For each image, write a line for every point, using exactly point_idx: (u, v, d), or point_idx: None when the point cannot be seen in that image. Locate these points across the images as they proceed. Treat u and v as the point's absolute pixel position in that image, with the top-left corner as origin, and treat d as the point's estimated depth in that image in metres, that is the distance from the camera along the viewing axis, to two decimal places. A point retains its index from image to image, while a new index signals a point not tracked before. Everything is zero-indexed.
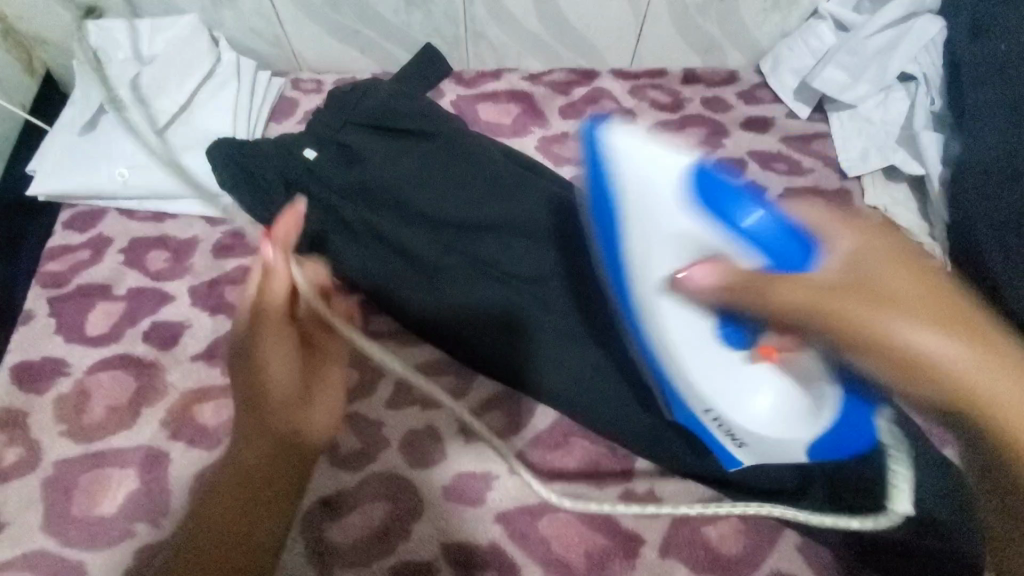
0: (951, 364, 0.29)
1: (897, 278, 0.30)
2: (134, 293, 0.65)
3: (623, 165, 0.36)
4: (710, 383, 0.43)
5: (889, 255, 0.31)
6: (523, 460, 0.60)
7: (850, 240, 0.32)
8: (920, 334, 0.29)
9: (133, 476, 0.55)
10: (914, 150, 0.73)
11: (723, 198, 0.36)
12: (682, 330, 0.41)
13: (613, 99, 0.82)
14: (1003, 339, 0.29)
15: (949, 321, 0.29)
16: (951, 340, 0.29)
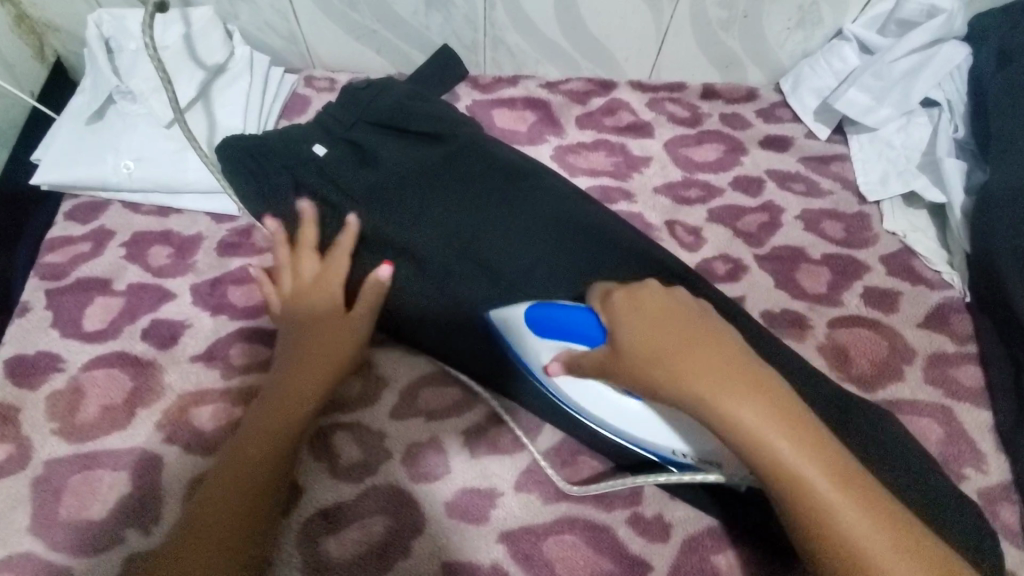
0: (727, 413, 0.39)
1: (679, 341, 0.41)
2: (135, 288, 0.63)
3: (505, 327, 0.56)
4: (642, 429, 0.50)
5: (666, 326, 0.42)
6: (529, 478, 0.58)
7: (635, 317, 0.44)
8: (699, 391, 0.39)
9: (125, 479, 0.53)
10: (935, 175, 0.71)
11: (545, 318, 0.50)
12: (604, 404, 0.51)
13: (631, 111, 0.81)
14: (791, 416, 0.39)
15: (749, 400, 0.39)
16: (722, 394, 0.39)
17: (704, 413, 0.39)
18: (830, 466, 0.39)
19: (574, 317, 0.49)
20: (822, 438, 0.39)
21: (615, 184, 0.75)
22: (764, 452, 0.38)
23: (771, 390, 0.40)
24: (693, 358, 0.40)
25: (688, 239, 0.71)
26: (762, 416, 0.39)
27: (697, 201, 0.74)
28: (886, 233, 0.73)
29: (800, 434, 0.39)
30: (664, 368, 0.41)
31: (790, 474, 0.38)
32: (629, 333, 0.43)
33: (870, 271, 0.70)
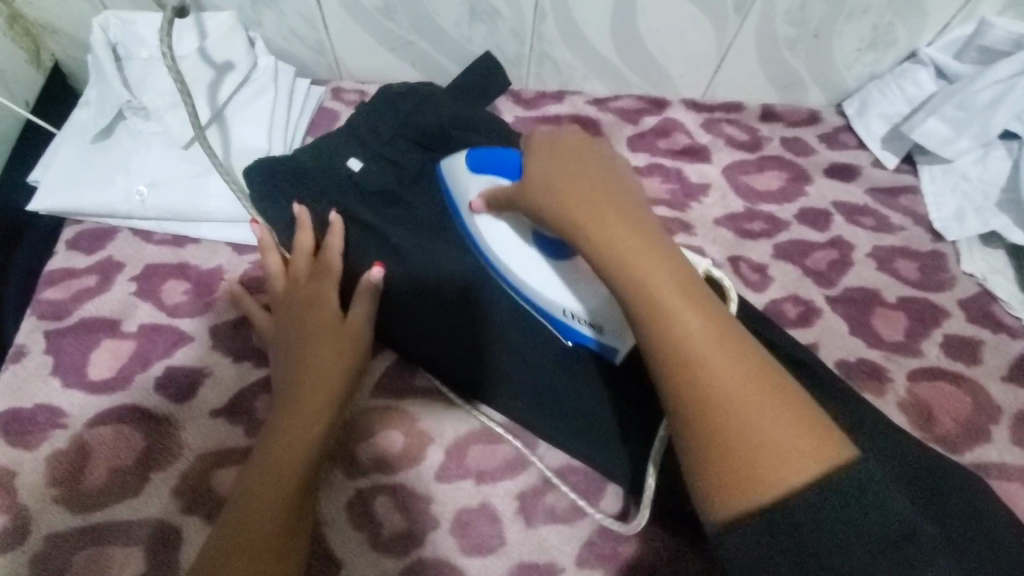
0: (589, 234, 0.38)
1: (568, 166, 0.41)
2: (147, 330, 0.56)
3: (448, 172, 0.59)
4: (541, 281, 0.53)
5: (570, 157, 0.42)
6: (593, 551, 0.52)
7: (538, 151, 0.43)
8: (569, 207, 0.39)
9: (138, 557, 0.47)
10: (1020, 216, 0.66)
11: (483, 158, 0.54)
12: (511, 253, 0.54)
13: (686, 133, 0.75)
14: (646, 231, 0.38)
15: (608, 213, 0.38)
16: (589, 212, 0.38)
17: (574, 228, 0.39)
18: (688, 290, 0.36)
19: (506, 158, 0.53)
20: (681, 264, 0.37)
21: (672, 215, 0.69)
22: (614, 258, 0.37)
23: (647, 221, 0.39)
24: (575, 177, 0.40)
25: (753, 277, 0.66)
26: (624, 232, 0.37)
27: (761, 234, 0.69)
28: (963, 275, 0.67)
29: (654, 249, 0.37)
30: (548, 190, 0.41)
31: (638, 287, 0.36)
32: (531, 165, 0.43)
33: (949, 316, 0.65)
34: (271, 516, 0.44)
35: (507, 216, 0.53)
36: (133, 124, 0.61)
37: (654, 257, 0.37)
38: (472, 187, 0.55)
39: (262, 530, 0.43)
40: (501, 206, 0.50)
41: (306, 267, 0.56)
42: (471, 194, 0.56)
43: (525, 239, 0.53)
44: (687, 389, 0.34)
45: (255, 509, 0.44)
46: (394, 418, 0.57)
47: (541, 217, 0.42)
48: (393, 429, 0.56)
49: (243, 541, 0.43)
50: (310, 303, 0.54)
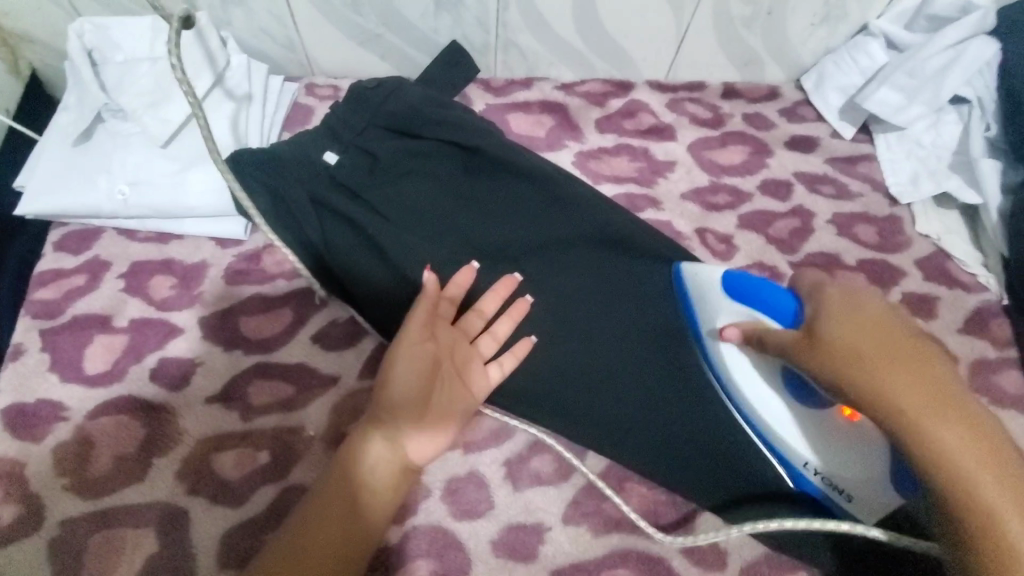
0: (920, 426, 0.35)
1: (861, 332, 0.37)
2: (138, 325, 0.58)
3: (692, 282, 0.55)
4: (794, 437, 0.50)
5: (881, 326, 0.37)
6: (577, 510, 0.54)
7: (838, 305, 0.39)
8: (884, 387, 0.36)
9: (151, 536, 0.49)
10: (971, 177, 0.69)
11: (740, 283, 0.48)
12: (758, 384, 0.51)
13: (651, 113, 0.78)
14: (979, 422, 0.35)
15: (939, 403, 0.35)
16: (908, 398, 0.35)
17: (882, 409, 0.36)
18: (988, 455, 0.34)
19: (770, 294, 0.45)
20: (1003, 449, 0.35)
21: (641, 191, 0.72)
22: (943, 464, 0.34)
23: (942, 375, 0.36)
24: (866, 340, 0.37)
25: (720, 247, 0.68)
26: (931, 407, 0.35)
27: (726, 206, 0.71)
28: (919, 236, 0.71)
29: (982, 445, 0.34)
30: (849, 353, 0.37)
31: (959, 491, 0.34)
32: (832, 326, 0.38)
33: (907, 276, 0.68)
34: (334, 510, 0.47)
35: (757, 353, 0.49)
36: (113, 126, 0.63)
37: (979, 449, 0.34)
38: (726, 314, 0.51)
39: (341, 529, 0.46)
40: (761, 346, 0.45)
41: (493, 306, 0.58)
42: (719, 321, 0.52)
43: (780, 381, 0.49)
44: None
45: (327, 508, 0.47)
46: None
47: (828, 379, 0.38)
48: None
49: (311, 528, 0.46)
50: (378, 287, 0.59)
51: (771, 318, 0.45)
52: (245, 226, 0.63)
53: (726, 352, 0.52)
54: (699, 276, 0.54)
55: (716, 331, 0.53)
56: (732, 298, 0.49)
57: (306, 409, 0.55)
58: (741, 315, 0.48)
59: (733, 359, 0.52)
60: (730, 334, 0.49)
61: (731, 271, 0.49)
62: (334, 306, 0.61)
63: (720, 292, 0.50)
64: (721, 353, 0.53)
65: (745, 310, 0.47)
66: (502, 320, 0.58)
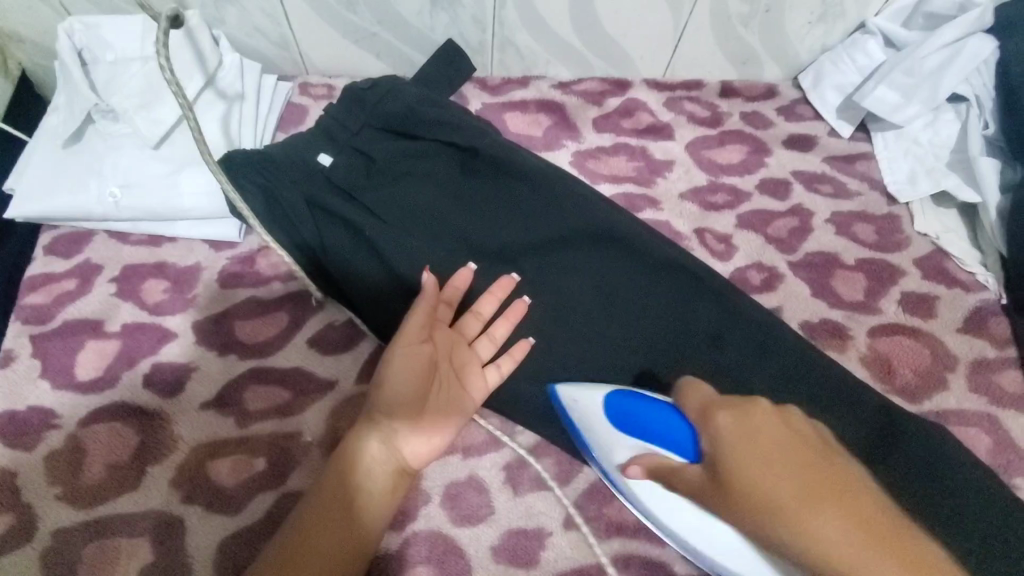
0: (847, 560, 0.35)
1: (796, 487, 0.37)
2: (130, 330, 0.57)
3: (573, 408, 0.53)
4: (730, 561, 0.46)
5: (801, 452, 0.39)
6: (578, 513, 0.54)
7: (734, 428, 0.41)
8: (793, 507, 0.37)
9: (146, 546, 0.48)
10: (969, 175, 0.69)
11: (626, 412, 0.50)
12: (678, 515, 0.47)
13: (649, 112, 0.77)
14: (903, 545, 0.36)
15: (846, 517, 0.36)
16: (804, 516, 0.36)
17: (783, 534, 0.37)
18: (895, 561, 0.35)
19: (667, 424, 0.47)
20: (920, 559, 0.35)
21: (639, 191, 0.71)
22: None
23: (859, 494, 0.37)
24: (825, 517, 0.36)
25: (719, 247, 0.68)
26: (851, 541, 0.35)
27: (725, 206, 0.71)
28: (918, 235, 0.71)
29: (910, 561, 0.35)
30: (770, 505, 0.37)
31: None
32: (731, 457, 0.40)
33: (906, 275, 0.68)
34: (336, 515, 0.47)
35: (665, 488, 0.47)
36: (103, 127, 0.62)
37: (893, 562, 0.35)
38: (619, 445, 0.49)
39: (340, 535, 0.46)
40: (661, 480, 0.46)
41: (491, 307, 0.58)
42: (619, 452, 0.49)
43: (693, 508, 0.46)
44: None
45: (325, 515, 0.46)
46: None
47: (744, 523, 0.39)
48: None
49: (310, 535, 0.45)
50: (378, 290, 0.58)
51: (662, 449, 0.46)
52: (239, 228, 0.61)
53: (638, 484, 0.49)
54: (591, 399, 0.52)
55: (617, 468, 0.49)
56: (622, 424, 0.50)
57: (303, 414, 0.54)
58: (631, 444, 0.49)
59: (645, 492, 0.49)
60: (626, 461, 0.48)
61: (619, 391, 0.51)
62: (331, 309, 0.61)
63: (607, 415, 0.51)
64: (634, 485, 0.49)
65: (635, 441, 0.48)
66: (501, 320, 0.57)
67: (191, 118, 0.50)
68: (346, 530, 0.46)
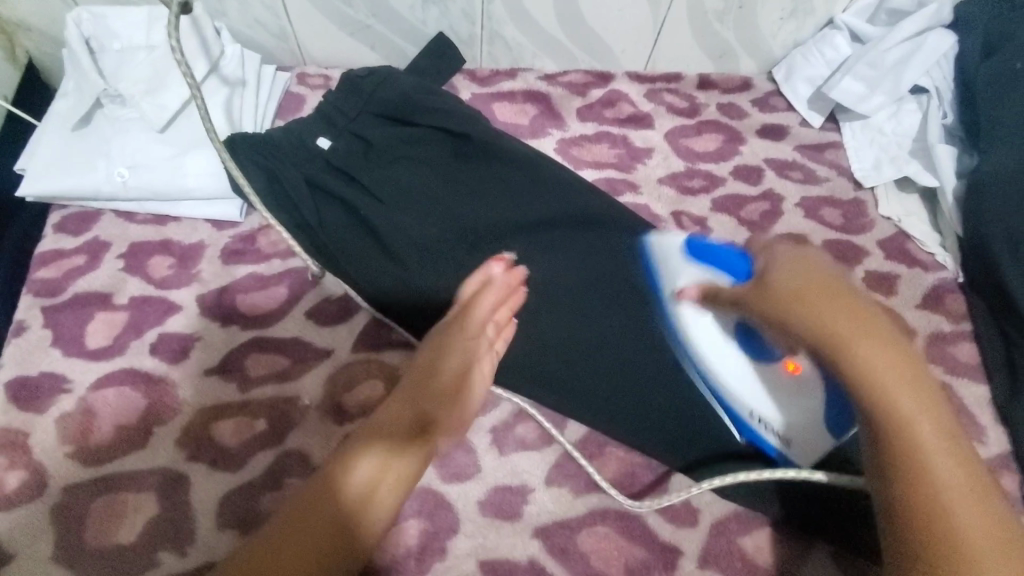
0: (860, 362, 0.39)
1: (804, 272, 0.42)
2: (137, 302, 0.60)
3: (658, 252, 0.60)
4: (740, 386, 0.54)
5: (825, 276, 0.41)
6: (560, 472, 0.57)
7: (787, 258, 0.43)
8: (827, 326, 0.39)
9: (153, 500, 0.51)
10: (928, 161, 0.74)
11: (700, 247, 0.53)
12: (710, 342, 0.54)
13: (630, 102, 0.81)
14: (909, 366, 0.39)
15: (873, 339, 0.39)
16: (830, 315, 0.39)
17: (820, 341, 0.40)
18: (900, 376, 0.39)
19: (723, 253, 0.50)
20: (927, 383, 0.39)
21: (620, 176, 0.75)
22: (868, 386, 0.39)
23: (876, 321, 0.40)
24: (809, 289, 0.41)
25: (694, 229, 0.72)
26: (861, 337, 0.39)
27: (701, 190, 0.75)
28: (881, 218, 0.75)
29: (909, 379, 0.39)
30: (793, 295, 0.41)
31: (880, 409, 0.38)
32: (779, 272, 0.42)
33: (869, 255, 0.72)
34: (322, 518, 0.46)
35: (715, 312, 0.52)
36: (111, 111, 0.65)
37: (899, 376, 0.39)
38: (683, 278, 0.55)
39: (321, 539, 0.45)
40: (711, 300, 0.50)
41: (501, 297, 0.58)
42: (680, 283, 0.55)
43: (728, 335, 0.53)
44: (913, 492, 0.37)
45: (308, 516, 0.46)
46: (374, 369, 0.59)
47: (769, 316, 0.42)
48: (373, 379, 0.59)
49: (291, 535, 0.45)
50: (371, 264, 0.62)
51: (716, 274, 0.50)
52: (240, 208, 0.65)
53: (688, 315, 0.54)
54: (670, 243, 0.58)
55: (676, 292, 0.55)
56: (690, 260, 0.54)
57: (302, 379, 0.58)
58: (695, 276, 0.53)
59: (693, 325, 0.54)
60: (687, 287, 0.54)
61: (695, 237, 0.55)
62: (326, 284, 0.64)
63: (678, 257, 0.56)
64: (685, 318, 0.55)
65: (699, 270, 0.52)
66: (500, 309, 0.58)
67: (203, 105, 0.54)
68: (330, 535, 0.45)
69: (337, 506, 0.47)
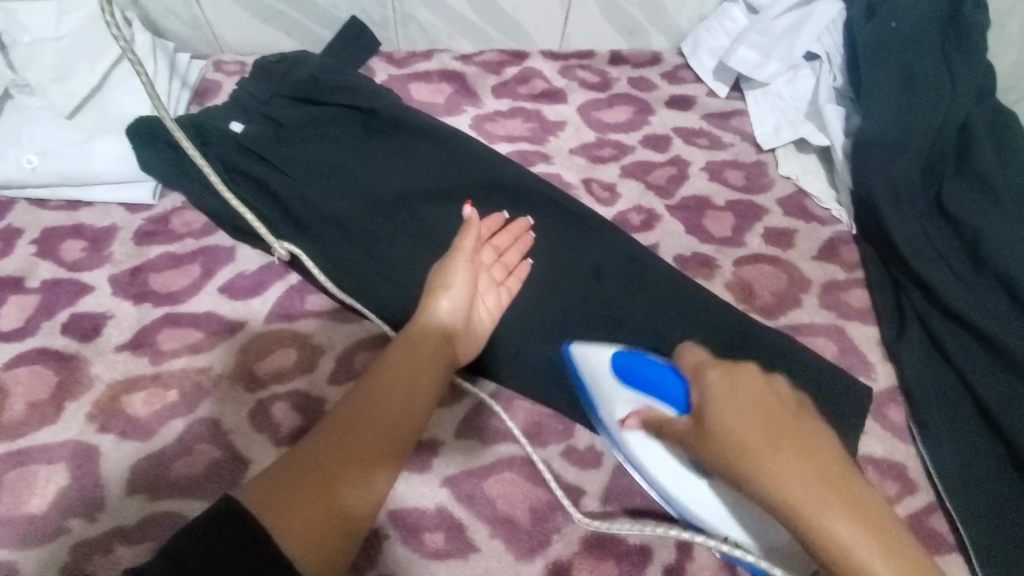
0: (813, 517, 0.36)
1: (739, 400, 0.41)
2: (49, 285, 0.61)
3: (585, 368, 0.58)
4: (701, 509, 0.52)
5: (770, 417, 0.40)
6: (468, 426, 0.60)
7: (719, 386, 0.43)
8: (774, 478, 0.37)
9: (63, 471, 0.53)
10: (820, 122, 0.78)
11: (631, 372, 0.55)
12: (661, 461, 0.53)
13: (544, 79, 0.84)
14: (867, 509, 0.36)
15: (823, 485, 0.37)
16: (770, 460, 0.38)
17: (775, 500, 0.38)
18: (858, 517, 0.36)
19: (659, 381, 0.52)
20: (886, 523, 0.36)
21: (533, 149, 0.78)
22: (824, 537, 0.36)
23: (827, 458, 0.38)
24: (742, 424, 0.40)
25: (604, 195, 0.75)
26: (814, 491, 0.37)
27: (611, 159, 0.79)
28: (781, 177, 0.79)
29: (868, 520, 0.36)
30: (739, 447, 0.39)
31: (839, 557, 0.36)
32: (714, 411, 0.42)
33: (770, 212, 0.76)
34: (321, 492, 0.42)
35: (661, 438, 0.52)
36: (20, 101, 0.66)
37: (860, 524, 0.36)
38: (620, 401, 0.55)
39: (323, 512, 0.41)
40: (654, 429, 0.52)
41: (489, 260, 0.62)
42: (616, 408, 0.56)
43: (677, 461, 0.52)
44: None
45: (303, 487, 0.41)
46: (287, 338, 0.61)
47: (720, 463, 0.41)
48: (286, 347, 0.60)
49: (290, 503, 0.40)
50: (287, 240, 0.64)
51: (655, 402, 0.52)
52: (153, 190, 0.66)
53: (637, 441, 0.54)
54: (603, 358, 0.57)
55: (617, 422, 0.56)
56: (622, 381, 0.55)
57: (214, 351, 0.59)
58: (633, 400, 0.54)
59: (638, 446, 0.54)
60: (627, 415, 0.55)
61: (624, 352, 0.56)
62: (240, 260, 0.65)
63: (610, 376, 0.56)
64: (632, 441, 0.55)
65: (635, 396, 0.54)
66: (512, 252, 0.64)
67: (136, 61, 0.48)
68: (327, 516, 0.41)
69: (334, 486, 0.43)
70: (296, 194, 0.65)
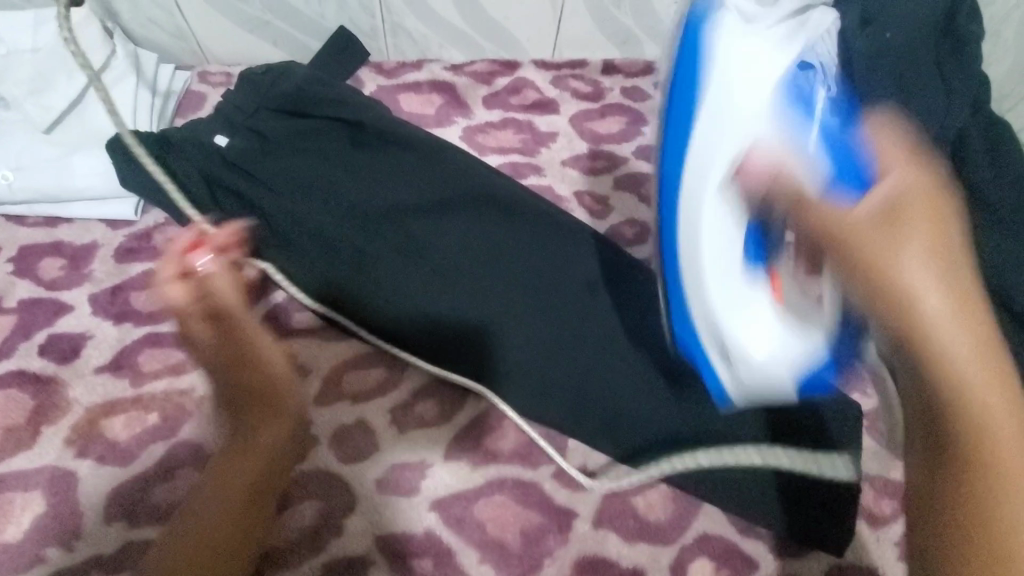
0: (945, 353, 0.30)
1: (928, 214, 0.32)
2: (27, 304, 0.60)
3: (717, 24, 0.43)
4: (727, 295, 0.46)
5: (935, 241, 0.31)
6: (458, 447, 0.58)
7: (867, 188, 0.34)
8: (919, 300, 0.30)
9: (39, 498, 0.51)
10: None
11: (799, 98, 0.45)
12: (720, 224, 0.45)
13: (536, 89, 0.83)
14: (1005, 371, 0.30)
15: (970, 322, 0.30)
16: (923, 277, 0.31)
17: (908, 323, 0.31)
18: (994, 375, 0.29)
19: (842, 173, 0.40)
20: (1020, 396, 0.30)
21: (524, 161, 0.77)
22: (947, 380, 0.29)
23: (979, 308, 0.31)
24: (921, 240, 0.31)
25: (596, 208, 0.75)
26: (961, 326, 0.30)
27: (603, 170, 0.77)
28: None
29: (1003, 381, 0.29)
30: (886, 260, 0.32)
31: (959, 410, 0.29)
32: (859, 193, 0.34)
33: None
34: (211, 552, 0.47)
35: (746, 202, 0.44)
36: None
37: (997, 384, 0.29)
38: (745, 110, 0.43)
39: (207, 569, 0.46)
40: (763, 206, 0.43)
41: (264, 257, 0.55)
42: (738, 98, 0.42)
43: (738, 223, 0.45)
44: (971, 517, 0.28)
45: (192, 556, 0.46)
46: None
47: (850, 259, 0.33)
48: None
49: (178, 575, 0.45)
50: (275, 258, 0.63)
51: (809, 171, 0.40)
52: (135, 206, 0.65)
53: (724, 142, 0.42)
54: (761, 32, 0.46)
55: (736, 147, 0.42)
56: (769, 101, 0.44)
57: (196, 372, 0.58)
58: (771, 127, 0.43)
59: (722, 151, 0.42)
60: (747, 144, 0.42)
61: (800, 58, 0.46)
62: None
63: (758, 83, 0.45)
64: (704, 146, 0.43)
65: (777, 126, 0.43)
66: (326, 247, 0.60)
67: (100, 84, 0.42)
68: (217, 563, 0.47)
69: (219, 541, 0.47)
70: (282, 209, 0.63)
